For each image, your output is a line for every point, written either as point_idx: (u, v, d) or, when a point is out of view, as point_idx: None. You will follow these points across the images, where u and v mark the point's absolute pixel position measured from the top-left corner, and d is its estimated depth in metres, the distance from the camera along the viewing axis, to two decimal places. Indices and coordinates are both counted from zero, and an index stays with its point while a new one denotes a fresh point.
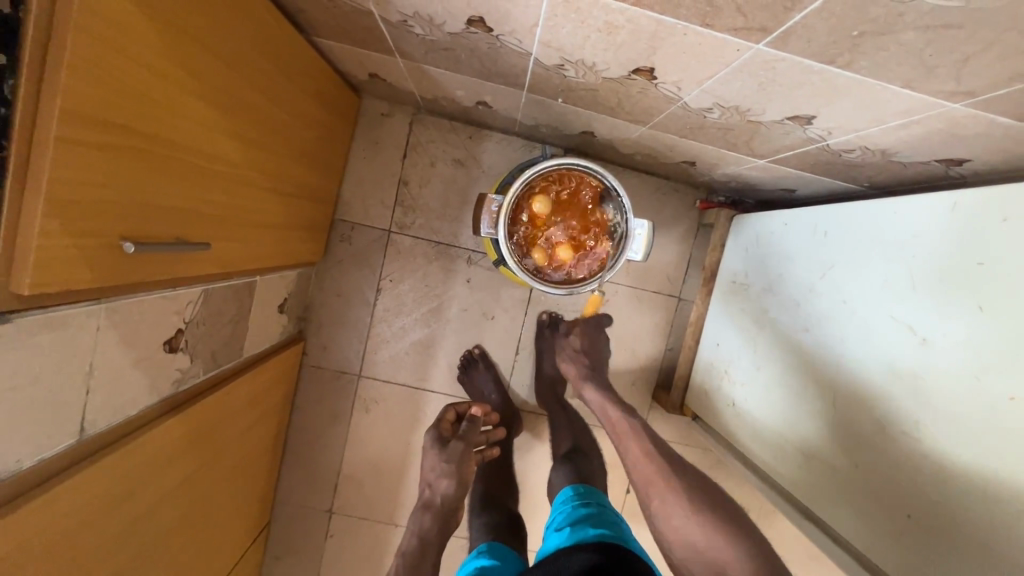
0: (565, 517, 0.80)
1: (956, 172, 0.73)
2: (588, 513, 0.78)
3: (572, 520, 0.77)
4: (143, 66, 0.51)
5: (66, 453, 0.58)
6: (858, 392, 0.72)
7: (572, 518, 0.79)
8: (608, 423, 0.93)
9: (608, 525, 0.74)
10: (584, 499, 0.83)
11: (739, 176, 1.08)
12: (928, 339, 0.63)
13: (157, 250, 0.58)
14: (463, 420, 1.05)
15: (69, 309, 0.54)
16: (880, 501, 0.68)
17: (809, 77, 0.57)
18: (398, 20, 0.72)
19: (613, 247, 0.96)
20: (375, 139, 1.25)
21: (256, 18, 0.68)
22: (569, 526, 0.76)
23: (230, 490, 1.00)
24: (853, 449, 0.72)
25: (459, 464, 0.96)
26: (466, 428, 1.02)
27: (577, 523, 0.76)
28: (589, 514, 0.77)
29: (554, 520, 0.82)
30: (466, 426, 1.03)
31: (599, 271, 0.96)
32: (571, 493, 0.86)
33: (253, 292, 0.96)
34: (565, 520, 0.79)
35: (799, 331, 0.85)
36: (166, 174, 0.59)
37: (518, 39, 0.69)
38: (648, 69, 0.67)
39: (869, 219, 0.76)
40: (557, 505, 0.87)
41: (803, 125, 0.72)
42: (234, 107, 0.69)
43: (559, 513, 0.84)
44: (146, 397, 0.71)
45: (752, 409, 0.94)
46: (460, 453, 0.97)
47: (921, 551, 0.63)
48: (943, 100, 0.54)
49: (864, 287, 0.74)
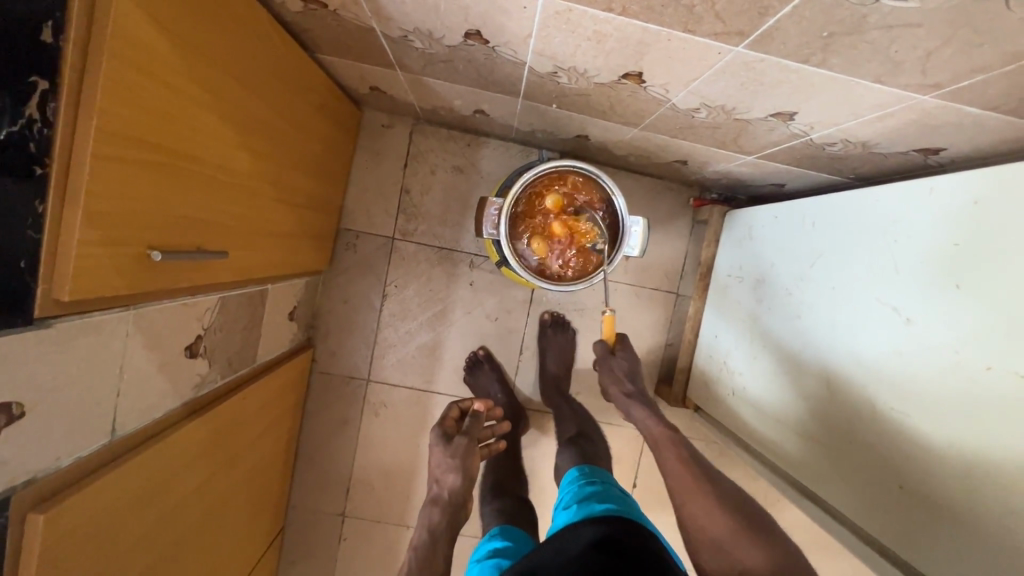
0: (571, 496, 0.83)
1: (935, 161, 0.76)
2: (593, 490, 0.81)
3: (579, 498, 0.80)
4: (166, 86, 0.55)
5: (99, 453, 0.61)
6: (851, 373, 0.75)
7: (578, 496, 0.81)
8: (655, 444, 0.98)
9: (613, 499, 0.77)
10: (589, 478, 0.86)
11: (730, 173, 1.12)
12: (911, 319, 0.67)
13: (180, 259, 0.62)
14: (466, 416, 1.06)
15: (103, 315, 0.57)
16: (875, 476, 0.71)
17: (787, 75, 0.61)
18: (399, 36, 0.76)
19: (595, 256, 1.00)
20: (377, 150, 1.29)
21: (264, 36, 0.73)
22: (576, 504, 0.79)
23: (247, 493, 1.03)
24: (848, 427, 0.75)
25: (465, 459, 0.97)
26: (469, 423, 1.02)
27: (583, 501, 0.79)
28: (595, 491, 0.80)
29: (561, 499, 0.85)
30: (469, 422, 1.03)
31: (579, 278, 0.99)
32: (577, 474, 0.89)
33: (265, 300, 0.99)
34: (572, 498, 0.82)
35: (792, 319, 0.89)
36: (188, 187, 0.63)
37: (514, 50, 0.73)
38: (637, 73, 0.71)
39: (852, 207, 0.79)
40: (564, 485, 0.90)
41: (786, 121, 0.76)
42: (247, 121, 0.73)
43: (565, 492, 0.86)
44: (170, 401, 0.74)
45: (752, 396, 0.98)
46: (464, 448, 0.98)
47: (913, 518, 0.66)
48: (914, 92, 0.58)
49: (851, 273, 0.78)
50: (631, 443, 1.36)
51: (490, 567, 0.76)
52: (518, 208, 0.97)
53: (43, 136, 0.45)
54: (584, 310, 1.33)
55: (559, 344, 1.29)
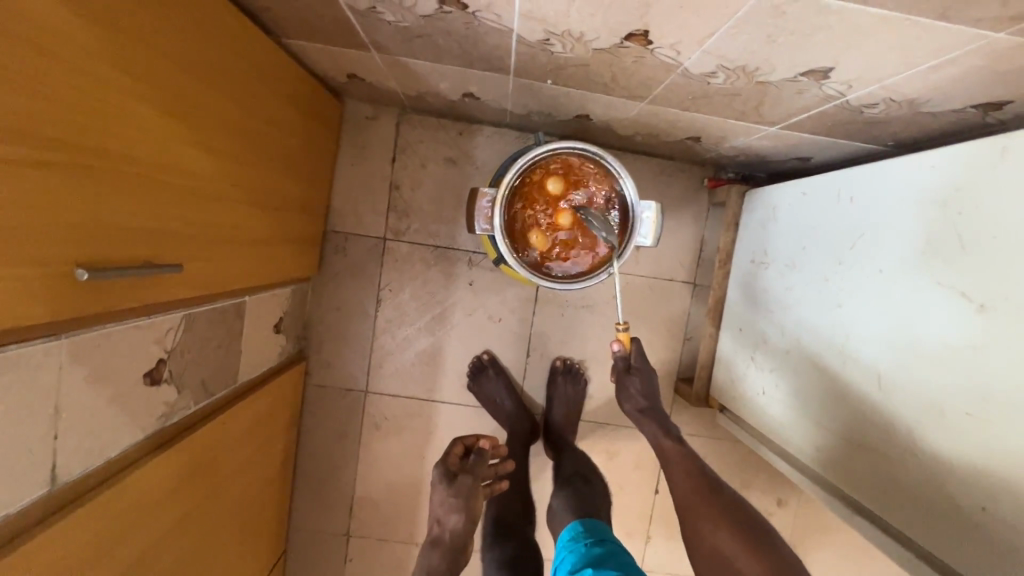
0: (577, 556, 0.83)
1: (995, 117, 0.66)
2: (601, 554, 0.81)
3: (588, 561, 0.80)
4: (80, 72, 0.46)
5: (38, 505, 0.53)
6: (902, 370, 0.65)
7: (585, 558, 0.81)
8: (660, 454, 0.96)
9: (621, 565, 0.77)
10: (594, 537, 0.86)
11: (748, 148, 1.01)
12: (985, 306, 0.56)
13: (118, 276, 0.53)
14: (471, 453, 0.98)
15: (25, 347, 0.49)
16: (942, 491, 0.61)
17: (825, 19, 0.50)
18: (366, 7, 0.67)
19: (593, 255, 0.89)
20: (363, 144, 1.20)
21: (215, 17, 0.63)
22: (587, 568, 0.79)
23: (237, 524, 0.95)
24: (906, 435, 0.64)
25: (468, 501, 0.91)
26: (474, 461, 0.95)
27: (595, 566, 0.78)
28: (603, 556, 0.80)
29: (567, 559, 0.84)
30: (474, 459, 0.96)
31: (573, 276, 0.89)
32: (578, 531, 0.88)
33: (243, 314, 0.91)
34: (580, 560, 0.81)
35: (829, 307, 0.78)
36: (125, 193, 0.54)
37: (497, 15, 0.63)
38: (642, 33, 0.60)
39: (902, 177, 0.68)
40: (565, 542, 0.89)
41: (819, 80, 0.65)
42: (200, 113, 0.64)
43: (568, 552, 0.86)
44: (130, 434, 0.65)
45: (784, 396, 0.87)
46: (468, 488, 0.92)
47: (994, 547, 0.55)
48: (985, 29, 0.48)
49: (901, 253, 0.67)
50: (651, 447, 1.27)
51: None
52: (517, 189, 0.87)
53: None
54: (593, 306, 1.24)
55: (567, 395, 1.20)
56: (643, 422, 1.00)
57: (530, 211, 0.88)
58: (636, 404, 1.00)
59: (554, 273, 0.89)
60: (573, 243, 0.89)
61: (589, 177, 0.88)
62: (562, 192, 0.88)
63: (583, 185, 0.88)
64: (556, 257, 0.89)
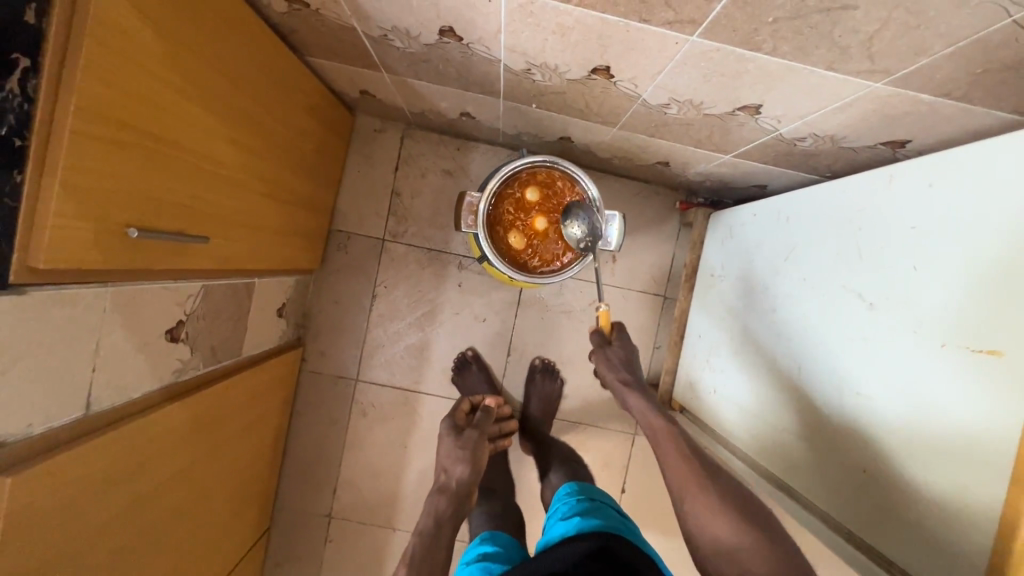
0: (568, 507, 0.86)
1: (903, 154, 0.78)
2: (591, 506, 0.84)
3: (579, 511, 0.82)
4: (151, 72, 0.59)
5: (74, 424, 0.63)
6: (818, 362, 0.75)
7: (576, 509, 0.84)
8: (649, 430, 0.92)
9: (609, 515, 0.80)
10: (586, 494, 0.89)
11: (711, 174, 1.14)
12: (874, 304, 0.67)
13: (159, 238, 0.65)
14: (476, 411, 1.14)
15: (78, 289, 0.60)
16: (843, 465, 0.71)
17: (744, 65, 0.63)
18: (379, 34, 0.80)
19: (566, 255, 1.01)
20: (369, 154, 1.33)
21: (253, 38, 0.77)
22: (576, 516, 0.81)
23: (230, 487, 1.04)
24: (819, 418, 0.74)
25: (474, 450, 1.03)
26: (479, 418, 1.10)
27: (580, 514, 0.81)
28: (592, 507, 0.83)
29: (559, 510, 0.88)
30: (480, 417, 1.11)
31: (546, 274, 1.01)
32: (573, 489, 0.92)
33: (251, 294, 1.02)
34: (571, 510, 0.85)
35: (767, 311, 0.89)
36: (171, 172, 0.66)
37: (487, 47, 0.76)
38: (604, 68, 0.73)
39: (823, 200, 0.80)
40: (561, 496, 0.94)
41: (754, 114, 0.77)
42: (235, 114, 0.76)
43: (562, 504, 0.90)
44: (149, 381, 0.76)
45: (731, 393, 0.98)
46: (474, 440, 1.04)
47: (883, 510, 0.65)
48: (866, 80, 0.60)
49: (819, 264, 0.78)
50: (619, 447, 1.36)
51: (478, 570, 0.80)
52: (499, 195, 0.99)
53: (23, 111, 0.48)
54: (571, 311, 1.35)
55: (544, 390, 1.31)
56: (630, 395, 0.98)
57: (511, 214, 1.00)
58: (621, 375, 1.00)
59: (530, 271, 1.01)
60: (549, 246, 1.01)
61: (563, 189, 1.00)
62: (540, 200, 1.00)
63: (558, 195, 1.00)
64: (532, 257, 1.01)
